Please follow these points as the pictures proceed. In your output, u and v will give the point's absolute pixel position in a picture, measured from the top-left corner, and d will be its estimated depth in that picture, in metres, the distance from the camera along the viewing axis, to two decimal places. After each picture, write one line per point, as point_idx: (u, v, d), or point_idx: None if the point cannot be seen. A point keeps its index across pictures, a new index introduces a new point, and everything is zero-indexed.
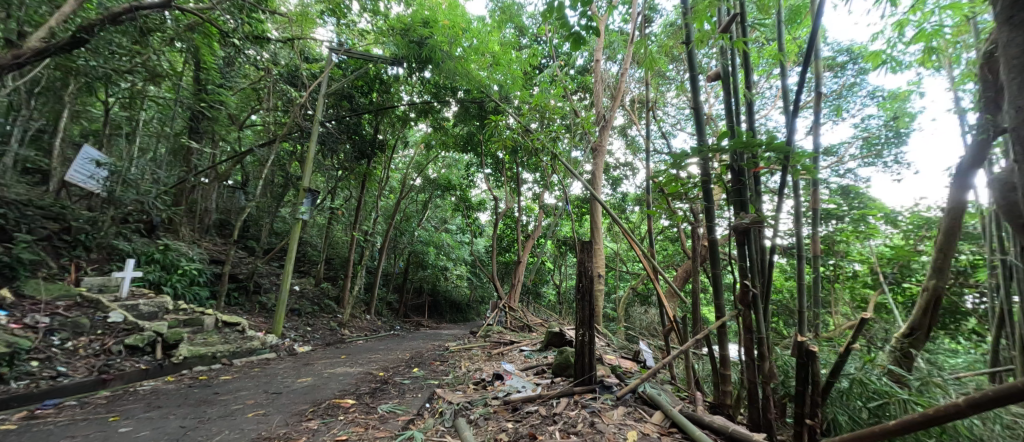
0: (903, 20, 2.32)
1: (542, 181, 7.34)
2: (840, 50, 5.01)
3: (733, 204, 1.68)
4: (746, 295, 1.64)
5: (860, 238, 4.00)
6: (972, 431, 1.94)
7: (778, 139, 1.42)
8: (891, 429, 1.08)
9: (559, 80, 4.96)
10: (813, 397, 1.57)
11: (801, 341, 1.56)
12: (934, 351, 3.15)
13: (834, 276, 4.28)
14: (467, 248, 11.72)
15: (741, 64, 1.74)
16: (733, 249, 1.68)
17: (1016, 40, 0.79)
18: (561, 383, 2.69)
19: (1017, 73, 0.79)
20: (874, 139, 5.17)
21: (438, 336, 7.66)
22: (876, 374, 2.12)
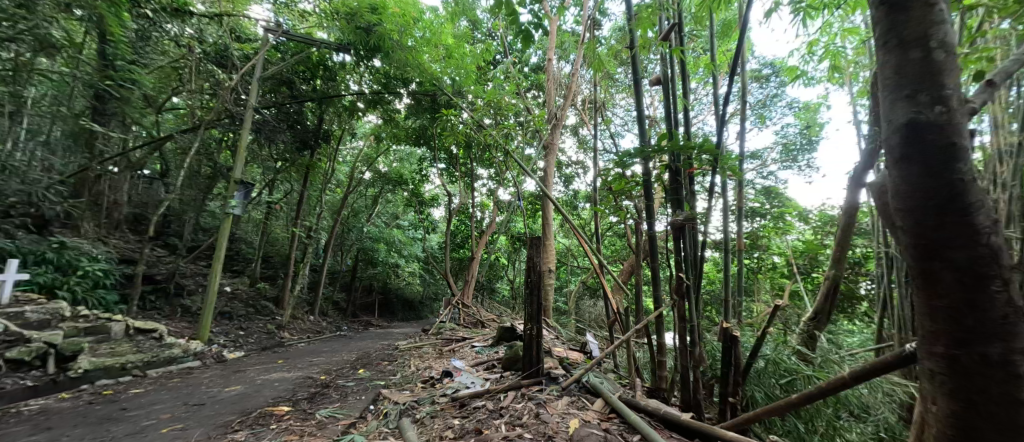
0: (814, 40, 2.59)
1: (495, 178, 7.34)
2: (765, 64, 5.49)
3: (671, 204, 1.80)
4: (680, 286, 1.77)
5: (778, 234, 4.43)
6: (861, 401, 2.25)
7: (709, 141, 1.53)
8: (796, 402, 1.26)
9: (512, 77, 5.00)
10: (736, 377, 1.72)
11: (726, 327, 1.70)
12: (836, 333, 3.60)
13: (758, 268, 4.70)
14: (419, 244, 11.47)
15: (680, 72, 1.84)
16: (670, 244, 1.78)
17: (889, 61, 0.86)
18: (510, 377, 2.73)
19: (890, 91, 0.86)
20: (791, 146, 5.73)
21: (387, 335, 7.42)
22: (787, 354, 2.37)
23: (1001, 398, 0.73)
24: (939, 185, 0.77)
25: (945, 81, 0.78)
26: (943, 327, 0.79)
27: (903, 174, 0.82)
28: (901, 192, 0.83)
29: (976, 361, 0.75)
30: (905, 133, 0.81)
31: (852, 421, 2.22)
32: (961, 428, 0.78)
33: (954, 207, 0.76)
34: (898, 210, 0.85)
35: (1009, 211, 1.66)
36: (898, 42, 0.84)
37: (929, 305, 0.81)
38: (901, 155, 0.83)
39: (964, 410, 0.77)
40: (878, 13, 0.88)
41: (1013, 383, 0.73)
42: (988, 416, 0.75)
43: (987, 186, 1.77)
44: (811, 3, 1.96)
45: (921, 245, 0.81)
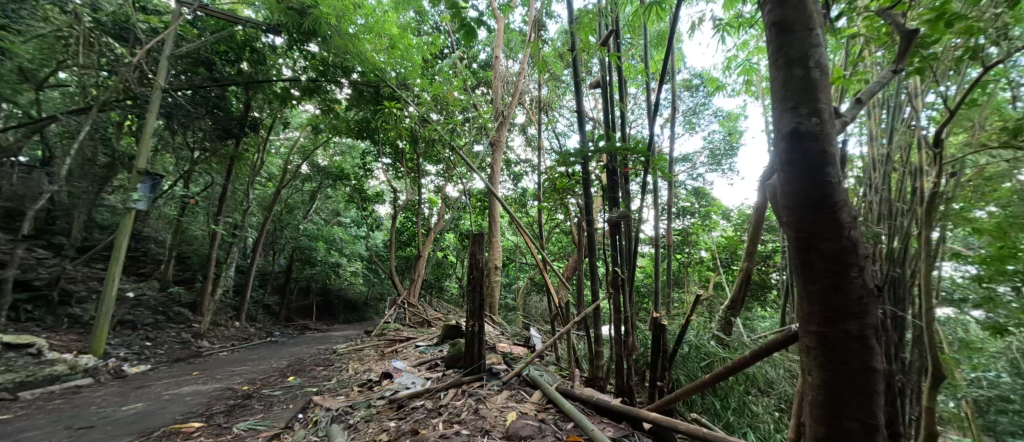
0: (734, 55, 2.85)
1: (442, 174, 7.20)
2: (694, 75, 5.91)
3: (607, 203, 1.88)
4: (616, 279, 1.86)
5: (705, 230, 4.82)
6: (766, 378, 2.52)
7: (639, 144, 1.61)
8: (709, 381, 1.39)
9: (458, 72, 4.95)
10: (663, 363, 1.84)
11: (655, 317, 1.81)
12: (752, 320, 4.01)
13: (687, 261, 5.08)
14: (362, 243, 10.93)
15: (617, 76, 1.93)
16: (607, 240, 1.86)
17: (777, 77, 0.96)
18: (451, 375, 2.70)
19: (778, 103, 0.96)
20: (717, 152, 6.25)
21: (323, 339, 6.98)
22: (706, 339, 2.60)
23: (858, 366, 0.85)
24: (813, 187, 0.88)
25: (819, 98, 0.89)
26: (816, 308, 0.90)
27: (788, 178, 0.93)
28: (785, 193, 0.94)
29: (838, 335, 0.86)
30: (789, 142, 0.92)
31: (759, 396, 2.49)
32: (828, 394, 0.89)
33: (825, 205, 0.87)
34: (783, 209, 0.95)
35: (878, 209, 1.96)
36: (785, 60, 0.94)
37: (806, 290, 0.92)
38: (785, 160, 0.93)
39: (830, 378, 0.88)
40: (768, 36, 0.99)
41: (866, 352, 0.85)
42: (847, 381, 0.86)
43: (862, 189, 2.07)
44: (730, 21, 2.15)
45: (799, 238, 0.92)
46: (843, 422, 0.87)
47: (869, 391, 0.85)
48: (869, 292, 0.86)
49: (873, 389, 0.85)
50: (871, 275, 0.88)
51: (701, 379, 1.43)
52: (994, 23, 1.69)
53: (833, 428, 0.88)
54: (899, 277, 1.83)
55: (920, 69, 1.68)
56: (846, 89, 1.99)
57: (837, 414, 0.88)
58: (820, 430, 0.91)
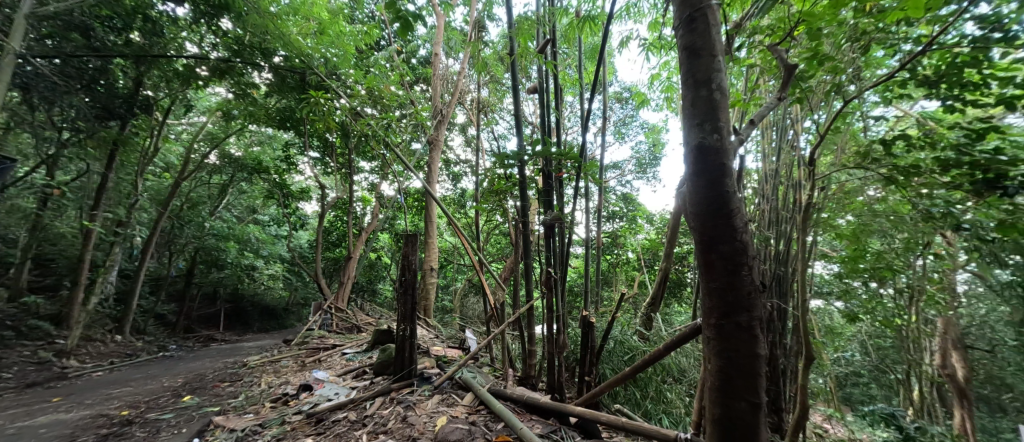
0: (657, 73, 3.09)
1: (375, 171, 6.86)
2: (624, 87, 6.28)
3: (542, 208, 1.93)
4: (549, 279, 1.90)
5: (631, 233, 5.15)
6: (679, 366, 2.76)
7: (572, 150, 1.66)
8: (629, 373, 1.48)
9: (396, 66, 4.73)
10: (591, 358, 1.92)
11: (585, 315, 1.88)
12: (671, 316, 4.35)
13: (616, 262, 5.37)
14: (283, 243, 10.04)
15: (553, 84, 1.98)
16: (542, 241, 1.89)
17: (687, 94, 1.06)
18: (380, 383, 2.58)
19: (688, 118, 1.05)
20: (643, 161, 6.68)
21: (232, 351, 6.28)
22: (629, 334, 2.77)
23: (747, 352, 0.95)
24: (713, 196, 0.98)
25: (720, 116, 1.00)
26: (715, 303, 0.99)
27: (694, 187, 1.02)
28: (692, 200, 1.03)
29: (732, 326, 0.96)
30: (696, 154, 1.01)
31: (673, 384, 2.71)
32: (723, 379, 0.98)
33: (723, 211, 0.97)
34: (690, 214, 1.04)
35: (768, 217, 2.25)
36: (694, 79, 1.04)
37: (707, 287, 1.02)
38: (693, 170, 1.02)
39: (725, 364, 0.98)
40: (679, 59, 1.08)
41: (754, 341, 0.96)
42: (738, 367, 0.96)
43: (756, 199, 2.36)
44: (653, 42, 2.32)
45: (703, 240, 1.01)
46: (734, 404, 0.97)
47: (754, 375, 0.96)
48: (756, 289, 0.98)
49: (758, 372, 0.96)
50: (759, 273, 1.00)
51: (620, 372, 1.52)
52: (851, 64, 2.03)
53: (726, 409, 0.98)
54: (784, 275, 2.14)
55: (800, 97, 1.96)
56: (745, 111, 2.25)
57: (729, 396, 0.98)
58: (715, 413, 1.01)
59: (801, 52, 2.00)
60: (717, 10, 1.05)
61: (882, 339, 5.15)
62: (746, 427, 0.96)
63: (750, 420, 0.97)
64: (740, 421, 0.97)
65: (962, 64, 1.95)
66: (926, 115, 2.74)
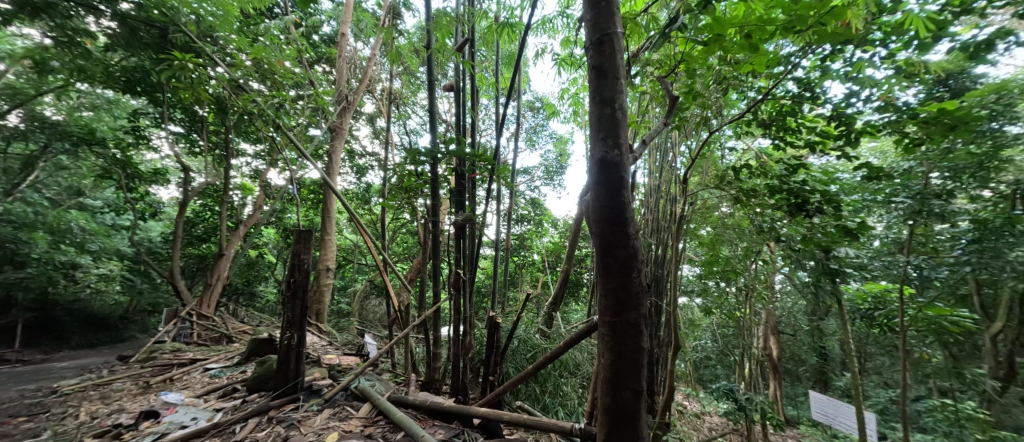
0: (566, 88, 3.27)
1: (260, 157, 6.00)
2: (537, 97, 6.51)
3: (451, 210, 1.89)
4: (458, 280, 1.86)
5: (537, 236, 5.32)
6: (575, 360, 2.93)
7: (485, 152, 1.66)
8: (529, 371, 1.53)
9: (294, 39, 4.22)
10: (497, 357, 1.92)
11: (492, 316, 1.85)
12: (569, 315, 4.59)
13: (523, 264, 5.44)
14: (131, 235, 8.27)
15: (470, 84, 1.96)
16: (452, 242, 1.86)
17: (594, 111, 1.13)
18: (256, 400, 2.30)
19: (594, 132, 1.12)
20: (551, 168, 6.97)
21: (49, 372, 4.99)
22: (531, 333, 2.86)
23: (634, 345, 1.05)
24: (612, 205, 1.06)
25: (621, 133, 1.09)
26: (609, 302, 1.07)
27: (596, 196, 1.09)
28: (593, 209, 1.10)
29: (622, 323, 1.05)
30: (599, 166, 1.08)
31: (569, 377, 2.86)
32: (612, 371, 1.07)
33: (620, 219, 1.06)
34: (591, 221, 1.11)
35: (650, 226, 2.52)
36: (600, 97, 1.12)
37: (602, 288, 1.09)
38: (595, 180, 1.09)
39: (615, 357, 1.07)
40: (587, 77, 1.15)
41: (639, 335, 1.06)
42: (625, 360, 1.06)
43: (643, 209, 2.62)
44: (564, 58, 2.46)
45: (600, 246, 1.08)
46: (621, 393, 1.06)
47: (639, 366, 1.06)
48: (642, 289, 1.08)
49: (642, 363, 1.06)
50: (644, 274, 1.11)
51: (523, 371, 1.55)
52: (716, 100, 2.40)
53: (615, 398, 1.06)
54: (661, 276, 2.41)
55: (679, 125, 2.24)
56: (637, 132, 2.50)
57: (618, 387, 1.06)
58: (605, 403, 1.09)
59: (681, 86, 2.29)
60: (621, 38, 1.15)
61: (732, 331, 6.11)
62: (629, 412, 1.06)
63: (633, 406, 1.06)
64: (624, 408, 1.06)
65: (786, 112, 2.46)
66: (763, 149, 3.36)
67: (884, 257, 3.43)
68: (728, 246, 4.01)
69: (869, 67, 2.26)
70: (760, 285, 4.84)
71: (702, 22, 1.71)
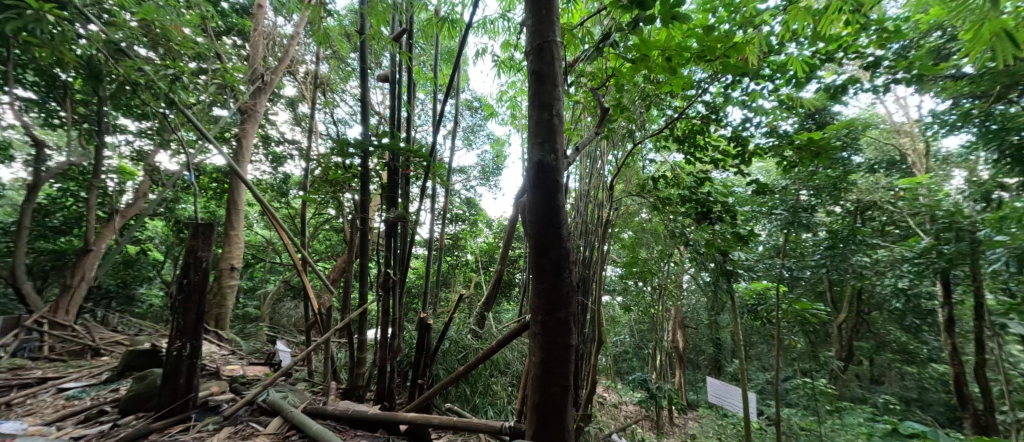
0: (505, 90, 3.29)
1: (146, 135, 4.67)
2: (476, 97, 6.48)
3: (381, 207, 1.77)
4: (387, 281, 1.77)
5: (472, 236, 5.28)
6: (505, 360, 2.94)
7: (420, 148, 1.58)
8: (459, 372, 1.50)
9: (200, 6, 3.69)
10: (426, 361, 1.87)
11: (422, 317, 1.74)
12: (500, 315, 4.60)
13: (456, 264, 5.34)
14: None
15: (406, 78, 1.89)
16: (382, 241, 1.78)
17: (533, 115, 1.14)
18: (134, 422, 1.97)
19: (533, 135, 1.13)
20: (488, 169, 6.99)
21: None
22: (462, 334, 2.81)
23: (563, 342, 1.07)
24: (548, 207, 1.08)
25: (558, 138, 1.11)
26: (541, 302, 1.09)
27: (532, 198, 1.10)
28: (529, 210, 1.10)
29: (553, 321, 1.07)
30: (536, 168, 1.09)
31: (499, 376, 2.87)
32: (542, 369, 1.08)
33: (553, 221, 1.08)
34: (526, 223, 1.12)
35: (579, 228, 2.59)
36: (539, 102, 1.13)
37: (535, 288, 1.10)
38: (532, 183, 1.10)
39: (544, 355, 1.08)
40: (527, 82, 1.16)
41: (568, 333, 1.09)
42: (555, 357, 1.07)
43: (574, 212, 2.70)
44: (504, 61, 2.47)
45: (534, 247, 1.09)
46: (550, 389, 1.08)
47: (567, 363, 1.09)
48: (572, 289, 1.11)
49: (570, 360, 1.09)
50: (574, 275, 1.14)
51: (452, 373, 1.52)
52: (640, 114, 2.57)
53: (543, 395, 1.08)
54: (590, 276, 2.51)
55: (609, 135, 2.35)
56: (571, 139, 2.58)
57: (546, 384, 1.08)
58: (534, 400, 1.10)
59: (612, 98, 2.40)
60: (560, 46, 1.17)
61: (649, 329, 6.57)
62: (557, 408, 1.08)
63: (560, 402, 1.08)
64: (552, 404, 1.08)
65: (697, 130, 2.72)
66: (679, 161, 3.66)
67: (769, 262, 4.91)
68: (647, 249, 4.31)
69: (761, 98, 2.61)
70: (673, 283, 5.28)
71: (631, 41, 1.81)
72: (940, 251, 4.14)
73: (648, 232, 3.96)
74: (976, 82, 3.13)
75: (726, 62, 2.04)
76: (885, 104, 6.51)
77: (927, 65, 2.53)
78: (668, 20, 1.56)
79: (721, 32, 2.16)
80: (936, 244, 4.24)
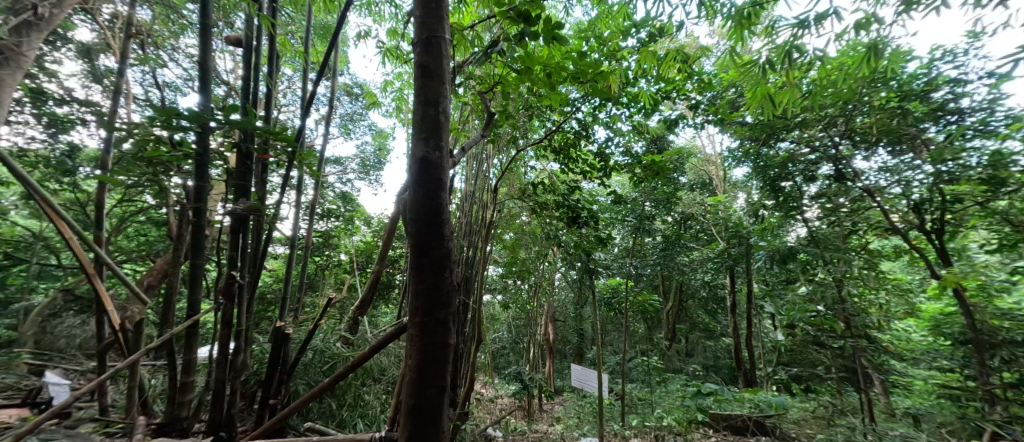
0: (389, 80, 3.13)
1: None
2: (355, 82, 5.96)
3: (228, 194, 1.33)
4: (229, 286, 1.31)
5: (347, 234, 4.82)
6: (379, 367, 2.73)
7: (287, 131, 1.20)
8: (327, 384, 1.34)
9: None
10: (280, 376, 1.52)
11: (277, 325, 1.42)
12: (375, 318, 4.29)
13: (324, 264, 4.71)
14: None
15: (266, 46, 1.57)
16: (224, 236, 1.32)
17: (418, 109, 1.07)
18: None
19: (418, 129, 1.07)
20: (367, 162, 6.54)
21: None
22: (331, 342, 2.50)
23: (440, 343, 1.02)
24: (430, 205, 1.02)
25: (442, 135, 1.07)
26: (419, 303, 1.02)
27: (414, 194, 1.03)
28: (410, 208, 1.03)
29: (432, 322, 1.02)
30: (419, 164, 1.03)
31: (372, 384, 2.66)
32: (418, 372, 1.01)
33: (436, 219, 1.02)
34: (407, 220, 1.04)
35: (464, 229, 2.56)
36: (425, 96, 1.07)
37: (413, 289, 1.03)
38: (415, 179, 1.03)
39: (421, 358, 1.01)
40: (413, 74, 1.09)
41: (446, 334, 1.04)
42: (433, 359, 1.01)
43: (458, 213, 2.66)
44: (390, 49, 2.33)
45: (414, 245, 1.03)
46: (425, 393, 1.00)
47: (444, 365, 1.03)
48: (453, 289, 1.07)
49: (447, 361, 1.04)
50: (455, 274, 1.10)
51: (316, 386, 1.35)
52: (523, 123, 2.66)
53: (418, 400, 1.00)
54: (471, 276, 2.49)
55: (495, 139, 2.38)
56: (457, 139, 2.54)
57: (422, 387, 1.00)
58: (408, 407, 1.01)
59: (497, 104, 2.42)
60: (449, 43, 1.14)
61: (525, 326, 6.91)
62: (432, 413, 1.01)
63: (436, 407, 1.02)
64: (427, 410, 1.01)
65: (571, 144, 2.94)
66: (555, 169, 3.92)
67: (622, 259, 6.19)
68: (524, 249, 4.52)
69: (620, 121, 2.98)
70: (547, 282, 5.62)
71: (517, 53, 1.84)
72: (730, 252, 5.46)
73: (527, 234, 4.16)
74: (754, 128, 4.19)
75: (595, 87, 2.25)
76: (702, 137, 8.03)
77: (726, 112, 3.22)
78: (550, 39, 1.64)
79: (592, 59, 2.35)
80: (728, 248, 5.56)
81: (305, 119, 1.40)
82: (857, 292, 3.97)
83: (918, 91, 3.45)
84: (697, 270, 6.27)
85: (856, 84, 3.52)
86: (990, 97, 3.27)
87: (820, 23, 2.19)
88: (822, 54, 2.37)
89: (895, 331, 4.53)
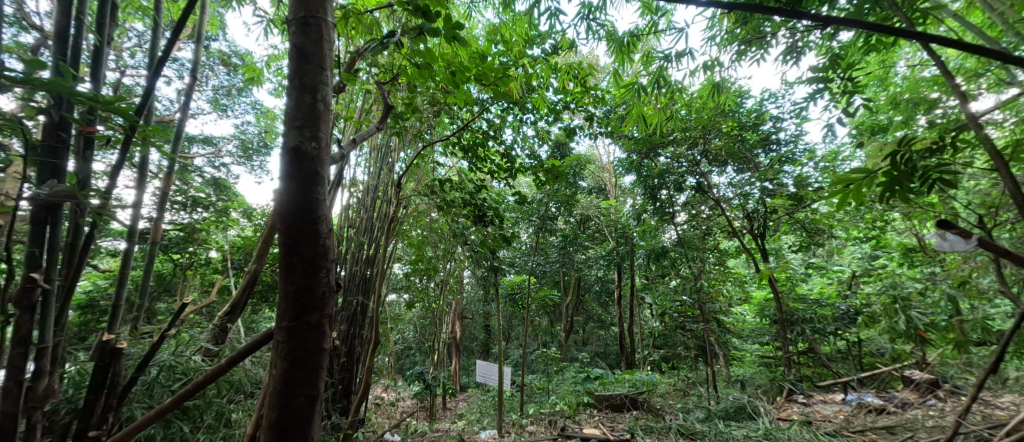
0: (277, 55, 2.78)
1: None
2: (234, 54, 5.20)
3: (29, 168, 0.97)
4: (23, 301, 0.94)
5: (219, 227, 4.13)
6: (253, 378, 2.40)
7: (124, 101, 0.96)
8: (174, 402, 1.13)
9: None
10: (107, 400, 1.19)
11: (107, 339, 1.15)
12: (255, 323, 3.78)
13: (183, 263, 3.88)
14: None
15: None
16: (24, 227, 0.95)
17: (292, 97, 0.96)
18: None
19: (291, 116, 0.95)
20: (248, 144, 5.77)
21: None
22: (189, 353, 2.11)
23: (312, 348, 0.92)
24: (304, 199, 0.92)
25: (319, 126, 0.97)
26: (289, 305, 0.91)
27: (284, 188, 0.91)
28: (280, 204, 0.91)
29: (301, 327, 0.91)
30: (291, 157, 0.92)
31: (244, 400, 2.33)
32: (284, 380, 0.90)
33: (310, 216, 0.92)
34: (275, 218, 0.92)
35: (362, 226, 2.44)
36: (302, 80, 0.97)
37: (283, 291, 0.92)
38: (286, 173, 0.92)
39: (289, 365, 0.90)
40: (287, 58, 0.97)
41: (320, 338, 0.94)
42: (302, 366, 0.91)
43: (354, 209, 2.48)
44: (275, 20, 2.08)
45: (284, 245, 0.91)
46: (292, 403, 0.90)
47: (316, 370, 0.94)
48: (329, 290, 0.98)
49: (320, 365, 0.95)
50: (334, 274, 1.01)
51: (157, 408, 1.12)
52: (426, 119, 2.56)
53: (283, 411, 0.89)
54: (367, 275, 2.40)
55: (398, 133, 2.26)
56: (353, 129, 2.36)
57: (289, 395, 0.90)
58: (271, 419, 0.90)
59: (400, 96, 2.30)
60: (331, 28, 1.04)
61: (429, 325, 6.70)
62: (300, 423, 0.91)
63: (305, 417, 0.92)
64: (295, 421, 0.90)
65: (479, 143, 2.91)
66: (465, 167, 3.87)
67: (522, 257, 6.40)
68: (431, 247, 4.37)
69: (521, 125, 3.09)
70: (451, 279, 5.53)
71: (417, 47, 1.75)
72: (618, 251, 6.00)
73: (435, 232, 4.02)
74: (638, 143, 4.60)
75: (498, 90, 2.27)
76: (598, 145, 8.69)
77: (615, 125, 3.52)
78: (450, 36, 1.59)
79: (497, 64, 2.37)
80: (617, 247, 6.08)
81: (154, 82, 1.14)
82: (710, 283, 4.66)
83: (752, 123, 4.37)
84: (591, 267, 6.73)
85: (713, 113, 4.09)
86: (795, 132, 4.35)
87: (680, 59, 2.51)
88: (684, 85, 2.72)
89: (737, 314, 5.50)
